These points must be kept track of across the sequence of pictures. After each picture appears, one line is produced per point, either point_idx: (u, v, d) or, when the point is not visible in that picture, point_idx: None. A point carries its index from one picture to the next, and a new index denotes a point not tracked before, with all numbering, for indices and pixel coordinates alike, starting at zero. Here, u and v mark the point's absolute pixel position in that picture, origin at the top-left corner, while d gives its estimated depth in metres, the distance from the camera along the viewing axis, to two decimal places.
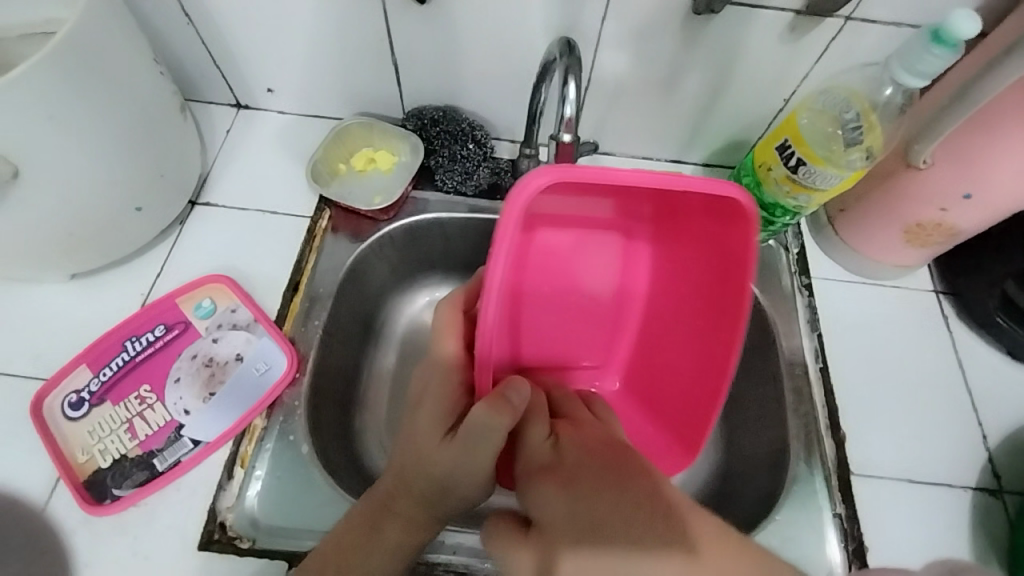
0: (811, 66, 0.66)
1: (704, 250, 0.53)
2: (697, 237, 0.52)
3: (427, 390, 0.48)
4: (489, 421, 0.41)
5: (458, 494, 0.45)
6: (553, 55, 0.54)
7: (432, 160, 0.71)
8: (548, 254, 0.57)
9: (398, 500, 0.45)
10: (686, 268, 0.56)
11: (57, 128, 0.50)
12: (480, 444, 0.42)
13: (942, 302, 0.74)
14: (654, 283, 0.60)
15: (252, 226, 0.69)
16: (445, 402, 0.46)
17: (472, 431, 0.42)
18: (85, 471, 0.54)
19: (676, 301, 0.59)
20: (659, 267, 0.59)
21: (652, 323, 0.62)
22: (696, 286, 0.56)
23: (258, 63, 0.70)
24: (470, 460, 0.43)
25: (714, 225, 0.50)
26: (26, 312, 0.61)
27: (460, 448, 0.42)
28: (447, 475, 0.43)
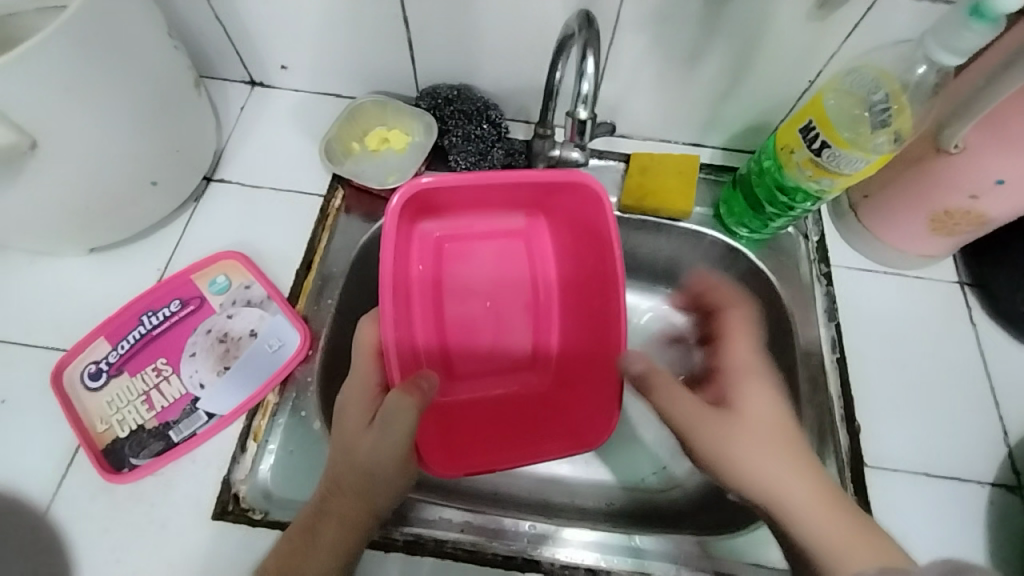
0: (839, 45, 0.64)
1: (578, 223, 0.61)
2: (574, 209, 0.61)
3: (347, 395, 0.53)
4: (399, 402, 0.49)
5: (383, 483, 0.48)
6: (571, 29, 0.53)
7: (445, 141, 0.71)
8: (460, 256, 0.65)
9: (332, 497, 0.48)
10: (578, 250, 0.63)
11: (75, 99, 0.50)
12: (394, 423, 0.48)
13: (967, 293, 0.72)
14: (565, 272, 0.65)
15: (266, 204, 0.69)
16: (366, 402, 0.52)
17: (386, 413, 0.48)
18: (104, 441, 0.56)
19: (583, 288, 0.63)
20: (564, 265, 0.65)
21: (569, 314, 0.65)
22: (588, 264, 0.62)
23: (271, 39, 0.69)
24: (387, 443, 0.48)
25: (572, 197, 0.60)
26: (44, 286, 0.62)
27: (380, 429, 0.48)
28: (370, 464, 0.48)
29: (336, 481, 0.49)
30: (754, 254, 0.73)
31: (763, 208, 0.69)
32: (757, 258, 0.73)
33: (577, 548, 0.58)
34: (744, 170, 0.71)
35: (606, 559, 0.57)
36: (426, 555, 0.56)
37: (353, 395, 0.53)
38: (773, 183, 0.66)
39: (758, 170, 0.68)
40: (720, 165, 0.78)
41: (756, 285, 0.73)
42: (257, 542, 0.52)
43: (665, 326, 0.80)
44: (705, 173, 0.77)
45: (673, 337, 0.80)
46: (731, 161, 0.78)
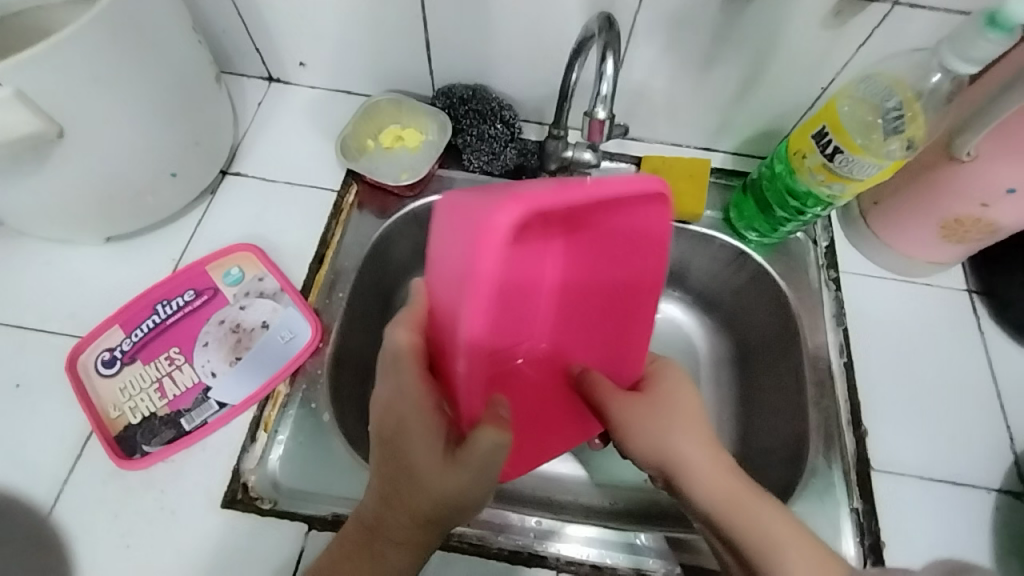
0: (853, 53, 0.64)
1: (626, 238, 0.48)
2: (621, 210, 0.46)
3: (400, 421, 0.43)
4: (497, 441, 0.40)
5: (463, 510, 0.43)
6: (591, 30, 0.53)
7: (460, 139, 0.72)
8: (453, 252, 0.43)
9: (397, 526, 0.43)
10: (604, 256, 0.50)
11: (102, 89, 0.50)
12: (489, 461, 0.41)
13: (975, 301, 0.72)
14: (573, 273, 0.52)
15: (280, 198, 0.69)
16: (430, 429, 0.42)
17: (480, 453, 0.40)
18: (116, 427, 0.56)
19: (595, 296, 0.53)
20: (572, 261, 0.51)
21: (564, 316, 0.55)
22: (614, 274, 0.51)
23: (291, 36, 0.70)
24: (478, 479, 0.41)
25: (645, 215, 0.46)
26: (61, 273, 0.63)
27: (469, 467, 0.41)
28: (454, 499, 0.41)
29: (404, 509, 0.43)
30: (763, 258, 0.73)
31: (773, 212, 0.69)
32: (766, 261, 0.73)
33: (581, 545, 0.58)
34: (755, 175, 0.71)
35: (610, 556, 0.57)
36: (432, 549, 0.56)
37: (409, 424, 0.42)
38: (784, 188, 0.66)
39: (769, 174, 0.68)
40: (730, 170, 0.78)
41: (764, 289, 0.74)
42: (265, 531, 0.53)
43: (671, 329, 0.81)
44: (715, 177, 0.78)
45: (679, 339, 0.80)
46: (742, 166, 0.79)
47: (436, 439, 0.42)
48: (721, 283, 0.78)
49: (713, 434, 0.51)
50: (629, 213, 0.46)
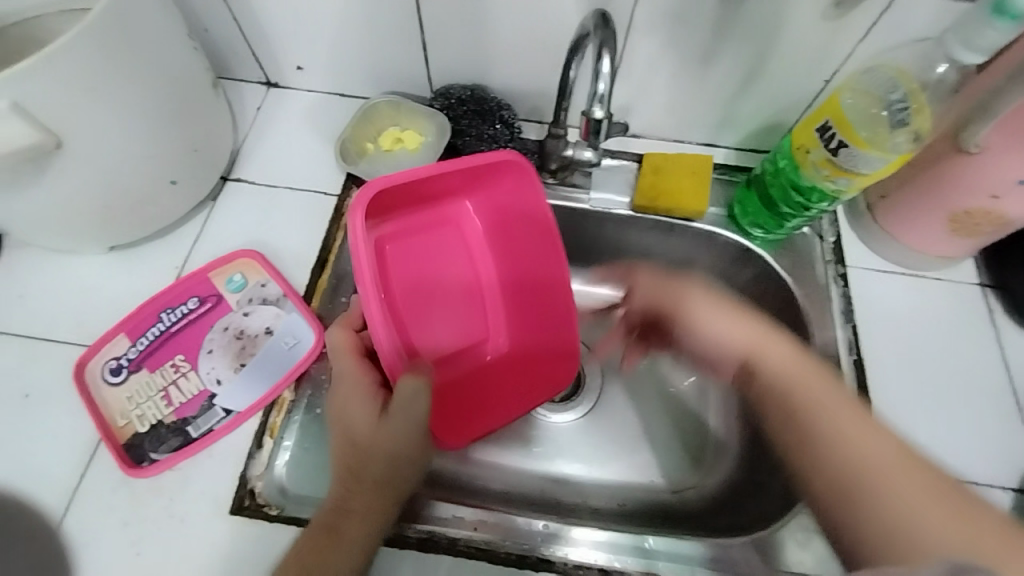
0: (856, 44, 0.63)
1: (521, 210, 0.59)
2: (500, 184, 0.60)
3: (342, 396, 0.52)
4: (414, 391, 0.48)
5: (404, 464, 0.49)
6: (587, 28, 0.52)
7: (459, 140, 0.71)
8: (400, 265, 0.62)
9: (352, 494, 0.49)
10: (516, 238, 0.61)
11: (98, 100, 0.50)
12: (412, 408, 0.49)
13: (987, 295, 0.71)
14: (507, 262, 0.64)
15: (281, 204, 0.69)
16: (368, 397, 0.51)
17: (403, 400, 0.48)
18: (124, 435, 0.57)
19: (525, 277, 0.62)
20: (501, 251, 0.64)
21: (513, 306, 0.64)
22: (528, 249, 0.61)
23: (287, 39, 0.70)
24: (406, 430, 0.49)
25: (519, 187, 0.58)
26: (66, 283, 0.63)
27: (396, 418, 0.48)
28: (390, 453, 0.49)
29: (354, 475, 0.49)
30: (769, 255, 0.73)
31: (777, 208, 0.68)
32: (772, 259, 0.73)
33: (589, 549, 0.58)
34: (758, 171, 0.71)
35: (617, 559, 0.57)
36: (441, 554, 0.56)
37: (349, 397, 0.51)
38: (788, 184, 0.65)
39: (773, 170, 0.67)
40: (734, 165, 0.77)
41: (771, 287, 0.74)
42: (272, 537, 0.53)
43: None
44: (718, 174, 0.77)
45: None
46: (745, 161, 0.78)
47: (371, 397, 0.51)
48: (726, 279, 0.78)
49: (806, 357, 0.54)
50: (509, 186, 0.59)
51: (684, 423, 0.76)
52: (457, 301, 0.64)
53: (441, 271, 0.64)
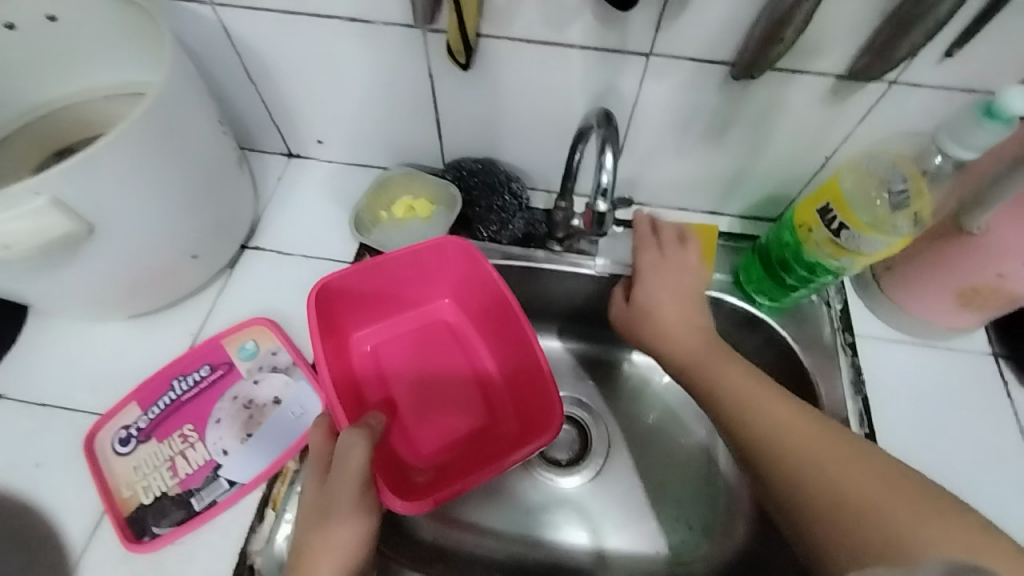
0: (854, 127, 0.65)
1: (478, 279, 0.67)
2: (444, 267, 0.68)
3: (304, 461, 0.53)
4: (348, 438, 0.49)
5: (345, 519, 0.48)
6: (590, 123, 0.55)
7: (469, 211, 0.74)
8: (381, 354, 0.69)
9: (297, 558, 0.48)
10: (482, 303, 0.68)
11: (132, 188, 0.53)
12: (346, 454, 0.49)
13: (1002, 366, 0.70)
14: (478, 315, 0.70)
15: (297, 270, 0.72)
16: (319, 460, 0.52)
17: (342, 448, 0.49)
18: (128, 507, 0.57)
19: (494, 322, 0.68)
20: (471, 310, 0.70)
21: (495, 347, 0.69)
22: (491, 305, 0.67)
23: (310, 117, 0.75)
24: (345, 480, 0.49)
25: (466, 262, 0.66)
26: (87, 349, 0.65)
27: (335, 469, 0.49)
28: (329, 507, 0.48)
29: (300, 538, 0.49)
30: (777, 321, 0.73)
31: (784, 280, 0.69)
32: (780, 326, 0.73)
33: None
34: (764, 241, 0.72)
35: None
36: None
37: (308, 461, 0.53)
38: (793, 258, 0.66)
39: (778, 243, 0.68)
40: (739, 233, 0.79)
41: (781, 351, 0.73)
42: None
43: (686, 390, 0.79)
44: (724, 241, 0.78)
45: (694, 403, 0.79)
46: (749, 229, 0.80)
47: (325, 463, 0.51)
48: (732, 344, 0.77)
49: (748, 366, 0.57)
50: (461, 263, 0.67)
51: (696, 495, 0.73)
52: (449, 365, 0.70)
53: (425, 343, 0.71)
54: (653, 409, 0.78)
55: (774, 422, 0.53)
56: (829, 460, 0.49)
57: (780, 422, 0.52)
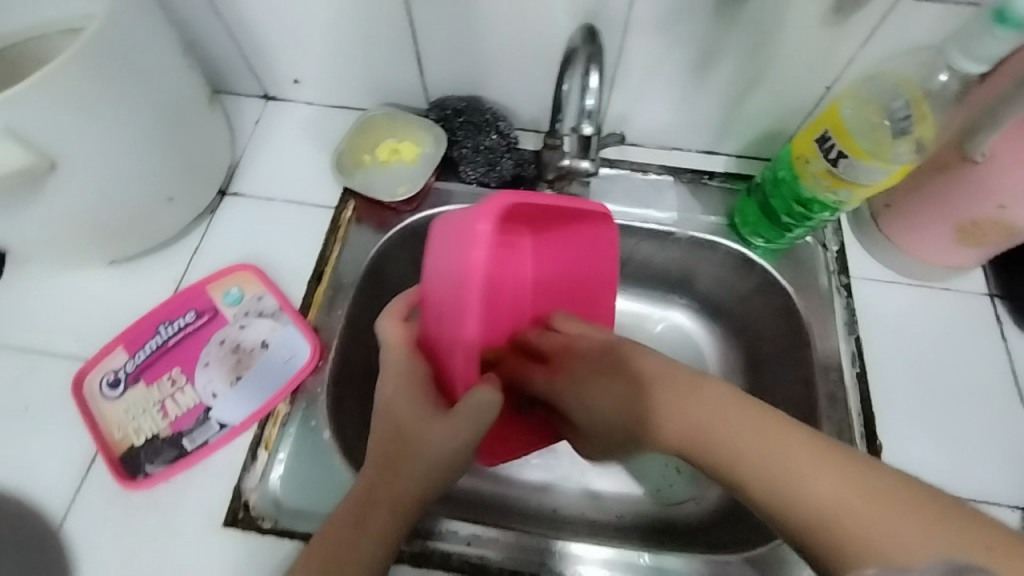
0: (857, 51, 0.62)
1: (584, 252, 0.61)
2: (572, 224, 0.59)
3: (394, 394, 0.51)
4: (488, 401, 0.48)
5: (450, 465, 0.49)
6: (575, 44, 0.53)
7: (455, 151, 0.71)
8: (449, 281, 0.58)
9: (382, 485, 0.48)
10: (563, 275, 0.63)
11: (93, 121, 0.51)
12: (479, 414, 0.48)
13: (996, 305, 0.69)
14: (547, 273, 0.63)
15: (278, 216, 0.70)
16: (422, 395, 0.50)
17: (475, 405, 0.48)
18: (121, 448, 0.58)
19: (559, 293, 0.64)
20: (547, 265, 0.63)
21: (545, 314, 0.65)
22: (576, 282, 0.63)
23: (284, 54, 0.71)
24: (467, 433, 0.48)
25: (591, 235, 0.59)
26: (67, 298, 0.65)
27: (462, 418, 0.48)
28: (440, 450, 0.48)
29: (391, 465, 0.48)
30: (770, 264, 0.72)
31: (778, 219, 0.67)
32: (773, 269, 0.71)
33: (585, 565, 0.57)
34: (759, 179, 0.70)
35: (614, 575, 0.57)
36: (433, 567, 0.56)
37: (403, 390, 0.51)
38: (789, 194, 0.64)
39: (773, 180, 0.66)
40: (733, 173, 0.76)
41: (773, 297, 0.72)
42: (265, 552, 0.53)
43: (679, 336, 0.80)
44: (718, 181, 0.75)
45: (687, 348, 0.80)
46: (745, 168, 0.76)
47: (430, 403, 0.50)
48: (730, 290, 0.76)
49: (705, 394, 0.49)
50: (584, 236, 0.59)
51: None
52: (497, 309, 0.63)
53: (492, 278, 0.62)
54: None
55: (749, 441, 0.44)
56: (837, 487, 0.39)
57: (717, 426, 0.46)
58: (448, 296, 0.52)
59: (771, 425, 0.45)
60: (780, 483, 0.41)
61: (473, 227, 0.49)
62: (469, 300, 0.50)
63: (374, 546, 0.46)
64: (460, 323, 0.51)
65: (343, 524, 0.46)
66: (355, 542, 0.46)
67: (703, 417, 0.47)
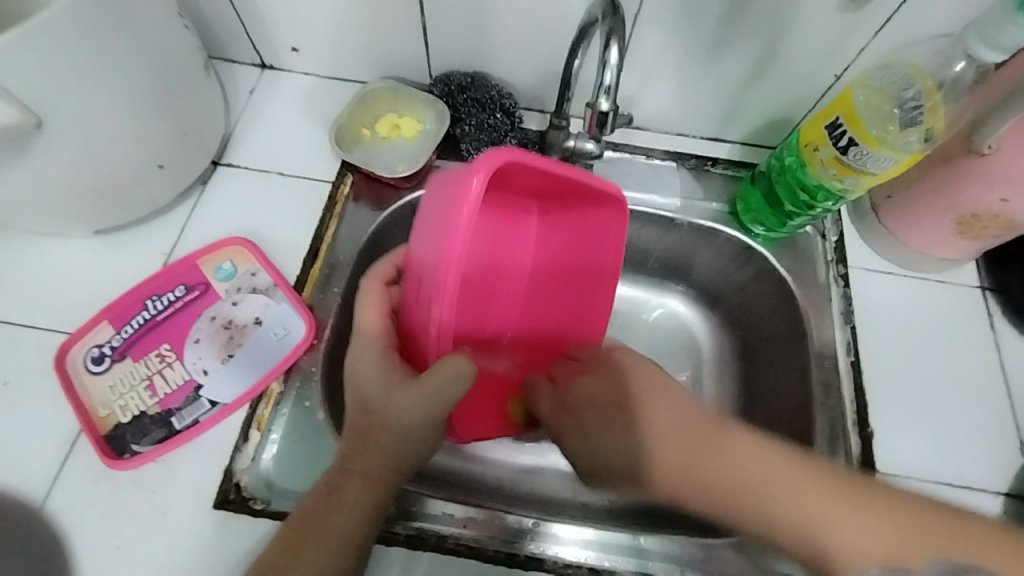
0: (870, 39, 0.61)
1: (584, 238, 0.59)
2: (577, 211, 0.59)
3: (358, 362, 0.49)
4: (454, 371, 0.45)
5: (417, 435, 0.47)
6: (595, 16, 0.51)
7: (458, 129, 0.69)
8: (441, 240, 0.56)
9: (355, 456, 0.48)
10: (564, 257, 0.61)
11: (82, 79, 0.48)
12: (444, 387, 0.45)
13: (988, 299, 0.70)
14: (543, 254, 0.62)
15: (273, 189, 0.67)
16: (384, 363, 0.48)
17: (442, 377, 0.45)
18: (106, 425, 0.55)
19: (558, 277, 0.63)
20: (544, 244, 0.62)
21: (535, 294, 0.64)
22: (574, 266, 0.61)
23: (283, 20, 0.68)
24: (432, 404, 0.46)
25: (603, 218, 0.57)
26: (49, 269, 0.61)
27: (426, 390, 0.45)
28: (406, 422, 0.46)
29: (360, 436, 0.48)
30: (770, 253, 0.71)
31: (781, 206, 0.67)
32: (773, 257, 0.71)
33: (577, 547, 0.57)
34: (764, 166, 0.69)
35: (607, 558, 0.57)
36: (428, 550, 0.55)
37: (365, 359, 0.49)
38: (795, 182, 0.64)
39: (779, 167, 0.66)
40: (738, 160, 0.75)
41: (770, 286, 0.73)
42: (256, 532, 0.52)
43: (674, 322, 0.80)
44: (722, 168, 0.74)
45: (682, 334, 0.80)
46: (750, 157, 0.76)
47: (397, 371, 0.48)
48: (727, 277, 0.76)
49: (730, 442, 0.51)
50: (589, 223, 0.58)
51: None
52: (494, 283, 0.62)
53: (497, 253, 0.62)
54: (640, 342, 0.80)
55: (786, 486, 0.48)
56: (869, 514, 0.45)
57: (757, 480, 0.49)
58: (427, 272, 0.47)
59: (794, 463, 0.49)
60: (849, 543, 0.45)
61: (465, 184, 0.44)
62: (446, 276, 0.44)
63: (352, 513, 0.46)
64: (434, 303, 0.46)
65: (319, 499, 0.47)
66: (327, 511, 0.46)
67: (737, 471, 0.50)
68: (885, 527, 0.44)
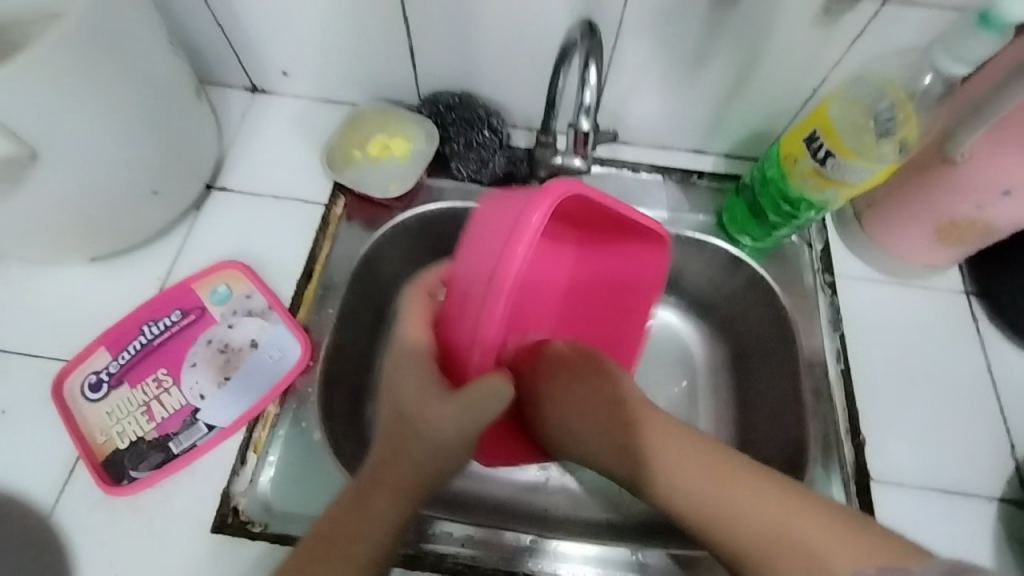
0: (844, 53, 0.63)
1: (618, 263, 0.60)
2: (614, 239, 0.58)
3: (400, 373, 0.49)
4: (494, 389, 0.45)
5: (450, 451, 0.46)
6: (573, 38, 0.53)
7: (447, 148, 0.71)
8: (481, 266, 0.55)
9: (385, 468, 0.47)
10: (598, 280, 0.61)
11: (75, 110, 0.49)
12: (485, 403, 0.45)
13: (971, 302, 0.72)
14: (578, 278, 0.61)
15: (266, 212, 0.69)
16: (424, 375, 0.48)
17: (482, 393, 0.45)
18: (104, 452, 0.56)
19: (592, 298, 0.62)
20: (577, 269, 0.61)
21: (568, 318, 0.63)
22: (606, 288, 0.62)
23: (273, 45, 0.69)
24: (470, 419, 0.45)
25: (641, 249, 0.59)
26: (46, 297, 0.62)
27: (465, 405, 0.45)
28: (442, 436, 0.46)
29: (393, 449, 0.47)
30: (757, 263, 0.73)
31: (765, 217, 0.68)
32: (760, 267, 0.73)
33: (576, 563, 0.58)
34: (747, 178, 0.71)
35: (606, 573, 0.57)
36: (426, 570, 0.56)
37: (406, 372, 0.48)
38: (776, 193, 0.66)
39: (761, 179, 0.67)
40: (723, 173, 0.77)
41: (758, 295, 0.74)
42: (255, 556, 0.52)
43: (666, 331, 0.81)
44: (707, 181, 0.76)
45: (675, 344, 0.81)
46: (734, 168, 0.78)
47: (437, 383, 0.47)
48: (716, 288, 0.77)
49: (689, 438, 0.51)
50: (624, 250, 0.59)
51: None
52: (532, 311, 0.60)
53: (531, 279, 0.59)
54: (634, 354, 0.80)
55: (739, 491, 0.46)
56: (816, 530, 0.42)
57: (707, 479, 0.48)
58: (475, 290, 0.47)
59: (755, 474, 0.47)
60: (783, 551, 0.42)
61: (529, 213, 0.43)
62: (498, 297, 0.44)
63: (383, 523, 0.46)
64: (482, 326, 0.46)
65: (340, 516, 0.46)
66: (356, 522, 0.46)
67: (691, 464, 0.49)
68: (829, 538, 0.41)
